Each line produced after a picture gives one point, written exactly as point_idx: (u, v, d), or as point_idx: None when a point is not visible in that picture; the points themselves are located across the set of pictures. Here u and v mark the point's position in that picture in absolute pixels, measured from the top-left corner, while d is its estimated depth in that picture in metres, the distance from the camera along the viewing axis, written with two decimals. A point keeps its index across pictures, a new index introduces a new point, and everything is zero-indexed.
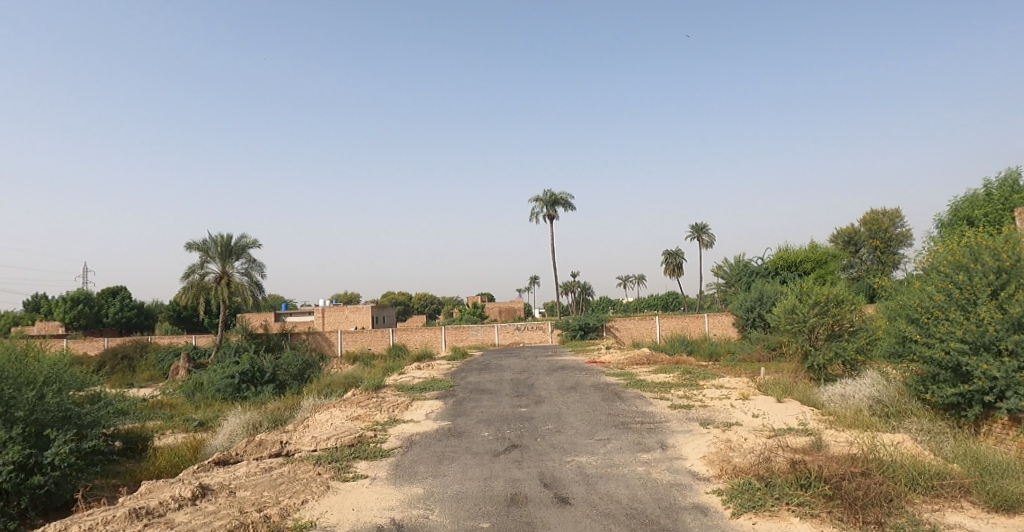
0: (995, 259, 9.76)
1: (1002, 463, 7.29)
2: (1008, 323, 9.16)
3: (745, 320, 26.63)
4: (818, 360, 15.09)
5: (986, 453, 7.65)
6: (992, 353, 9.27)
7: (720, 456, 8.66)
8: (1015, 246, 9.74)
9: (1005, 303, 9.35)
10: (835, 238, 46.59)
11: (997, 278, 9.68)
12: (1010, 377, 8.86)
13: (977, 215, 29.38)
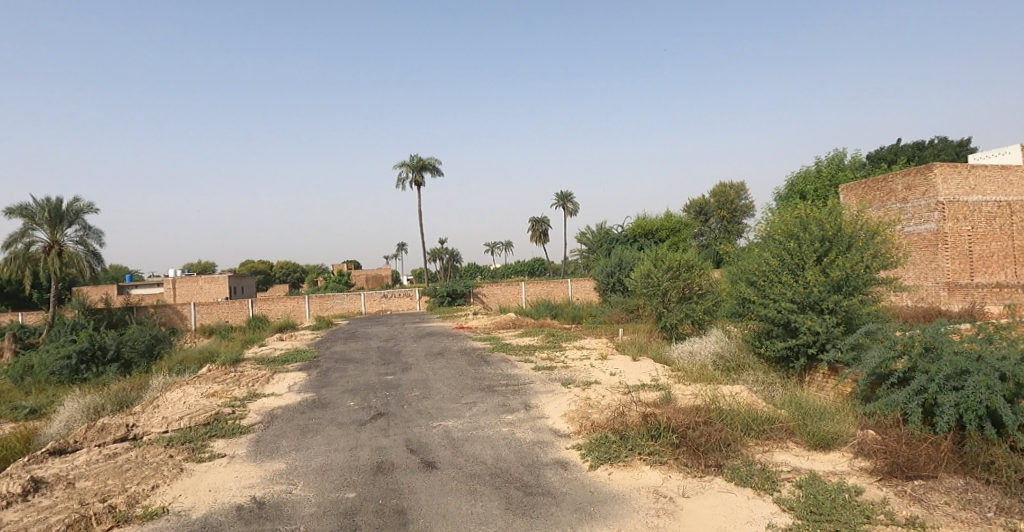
0: (821, 229, 11.04)
1: (820, 407, 8.40)
2: (829, 285, 10.49)
3: (606, 285, 28.16)
4: (670, 321, 16.42)
5: (808, 398, 8.79)
6: (815, 312, 10.59)
7: (579, 413, 9.17)
8: (835, 217, 11.07)
9: (827, 268, 10.65)
10: (688, 208, 50.48)
11: (822, 246, 10.98)
12: (829, 332, 10.28)
13: (809, 190, 33.04)
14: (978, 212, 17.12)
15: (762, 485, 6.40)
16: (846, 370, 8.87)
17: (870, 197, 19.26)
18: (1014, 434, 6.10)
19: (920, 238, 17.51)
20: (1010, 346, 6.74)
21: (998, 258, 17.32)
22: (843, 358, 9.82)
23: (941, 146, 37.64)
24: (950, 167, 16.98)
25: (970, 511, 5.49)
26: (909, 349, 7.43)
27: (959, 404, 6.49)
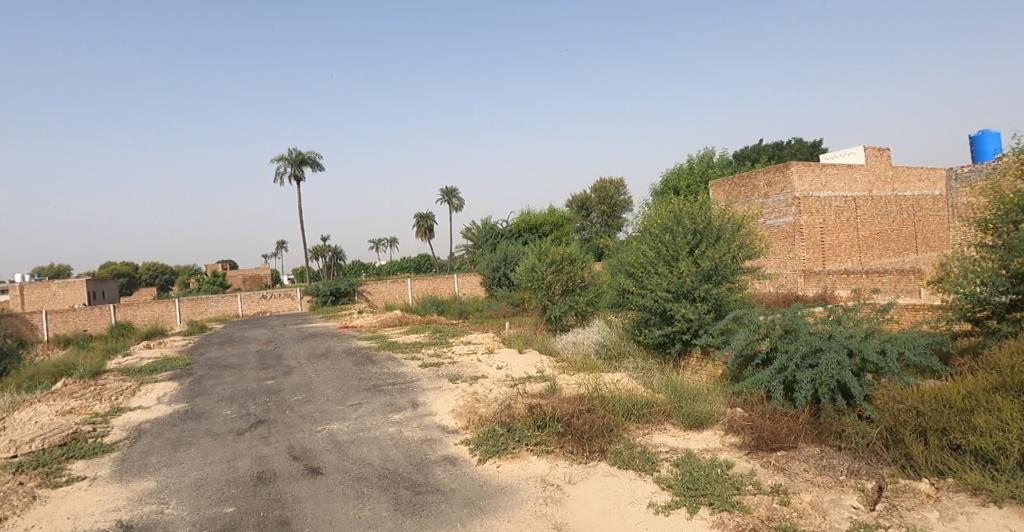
0: (693, 223, 11.80)
1: (692, 389, 8.99)
2: (700, 275, 11.24)
3: (492, 280, 28.42)
4: (555, 313, 16.88)
5: (683, 382, 9.38)
6: (688, 300, 11.32)
7: (467, 408, 9.18)
8: (705, 211, 11.89)
9: (698, 259, 11.40)
10: (570, 203, 52.10)
11: (693, 238, 11.74)
12: (701, 318, 11.04)
13: (682, 186, 35.26)
14: (828, 206, 19.11)
15: (643, 466, 6.73)
16: (716, 354, 9.55)
17: (737, 192, 20.87)
18: (859, 403, 6.79)
19: (780, 230, 19.24)
20: (855, 326, 7.57)
21: (845, 248, 19.45)
22: (714, 342, 10.55)
23: (796, 146, 41.48)
24: (804, 166, 18.78)
25: (825, 476, 5.96)
26: (771, 331, 8.10)
27: (815, 380, 7.17)
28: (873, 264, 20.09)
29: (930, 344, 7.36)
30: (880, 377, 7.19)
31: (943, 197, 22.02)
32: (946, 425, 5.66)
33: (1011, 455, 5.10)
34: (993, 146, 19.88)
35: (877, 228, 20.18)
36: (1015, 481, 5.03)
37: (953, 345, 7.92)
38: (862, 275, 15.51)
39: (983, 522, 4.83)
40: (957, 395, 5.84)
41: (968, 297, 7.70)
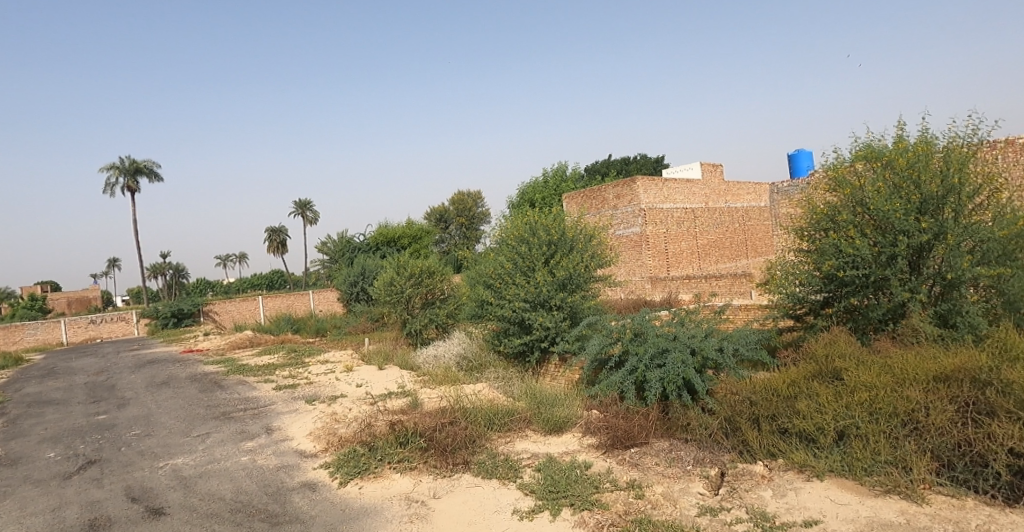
0: (547, 234, 12.25)
1: (550, 394, 9.29)
2: (556, 284, 11.70)
3: (349, 295, 27.49)
4: (415, 327, 16.69)
5: (542, 388, 9.67)
6: (545, 309, 11.72)
7: (326, 430, 8.76)
8: (559, 223, 12.41)
9: (553, 269, 11.86)
10: (429, 216, 51.89)
11: (548, 249, 12.20)
12: (558, 326, 11.48)
13: (538, 198, 36.60)
14: (670, 217, 20.79)
15: (506, 474, 6.83)
16: (573, 359, 9.94)
17: (589, 204, 22.05)
18: (702, 397, 7.42)
19: (628, 239, 20.59)
20: (696, 326, 8.30)
21: (686, 255, 21.22)
22: (570, 347, 10.99)
23: (641, 162, 44.66)
24: (648, 180, 20.28)
25: (674, 468, 6.41)
26: (622, 335, 8.61)
27: (663, 378, 7.71)
28: (710, 269, 22.12)
29: (759, 340, 8.20)
30: (719, 372, 7.89)
31: (766, 209, 24.83)
32: (774, 411, 6.27)
33: (828, 433, 5.73)
34: (804, 163, 22.81)
35: (713, 236, 22.29)
36: (832, 456, 5.69)
37: (779, 339, 8.90)
38: (702, 280, 17.04)
39: (809, 494, 5.41)
40: (782, 384, 6.50)
41: (790, 297, 8.81)
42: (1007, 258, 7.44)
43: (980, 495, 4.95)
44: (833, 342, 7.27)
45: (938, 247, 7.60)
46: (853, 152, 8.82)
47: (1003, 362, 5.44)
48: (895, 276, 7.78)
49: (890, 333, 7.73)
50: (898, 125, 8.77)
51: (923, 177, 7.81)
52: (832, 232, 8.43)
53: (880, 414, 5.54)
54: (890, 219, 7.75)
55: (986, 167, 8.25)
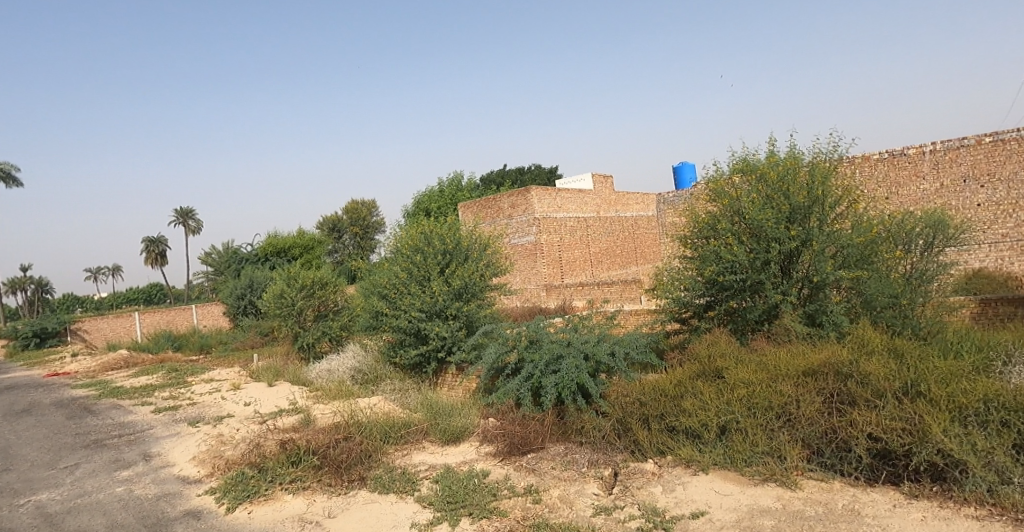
0: (442, 243, 12.22)
1: (447, 404, 9.22)
2: (452, 293, 11.69)
3: (236, 308, 26.01)
4: (307, 341, 16.04)
5: (440, 399, 9.60)
6: (441, 318, 11.67)
7: (212, 453, 8.22)
8: (454, 232, 12.42)
9: (449, 278, 11.84)
10: (321, 225, 49.81)
11: (443, 258, 12.17)
12: (454, 335, 11.46)
13: (433, 207, 36.51)
14: (563, 226, 21.38)
15: (404, 488, 6.70)
16: (470, 368, 9.93)
17: (485, 213, 22.23)
18: (596, 401, 7.64)
19: (523, 248, 20.96)
20: (589, 332, 8.56)
21: (579, 262, 21.89)
22: (467, 357, 10.99)
23: (536, 172, 45.72)
24: (541, 190, 20.75)
25: (570, 470, 6.58)
26: (518, 342, 8.73)
27: (558, 384, 7.88)
28: (603, 276, 22.99)
29: (648, 344, 8.58)
30: (611, 375, 8.18)
31: (653, 218, 26.13)
32: (663, 411, 6.57)
33: (712, 429, 6.08)
34: (688, 175, 24.29)
35: (605, 244, 23.18)
36: (716, 450, 6.05)
37: (666, 342, 9.34)
38: (595, 286, 17.70)
39: (695, 488, 5.71)
40: (670, 384, 6.84)
41: (675, 301, 9.31)
42: (863, 262, 8.26)
43: (846, 477, 5.39)
44: (715, 343, 7.77)
45: (805, 253, 8.31)
46: (730, 165, 9.48)
47: (861, 356, 6.04)
48: (769, 280, 8.43)
49: (765, 332, 8.36)
50: (769, 141, 9.54)
51: (792, 189, 8.54)
52: (713, 239, 9.01)
53: (757, 409, 5.93)
54: (763, 228, 8.41)
55: (845, 181, 9.14)
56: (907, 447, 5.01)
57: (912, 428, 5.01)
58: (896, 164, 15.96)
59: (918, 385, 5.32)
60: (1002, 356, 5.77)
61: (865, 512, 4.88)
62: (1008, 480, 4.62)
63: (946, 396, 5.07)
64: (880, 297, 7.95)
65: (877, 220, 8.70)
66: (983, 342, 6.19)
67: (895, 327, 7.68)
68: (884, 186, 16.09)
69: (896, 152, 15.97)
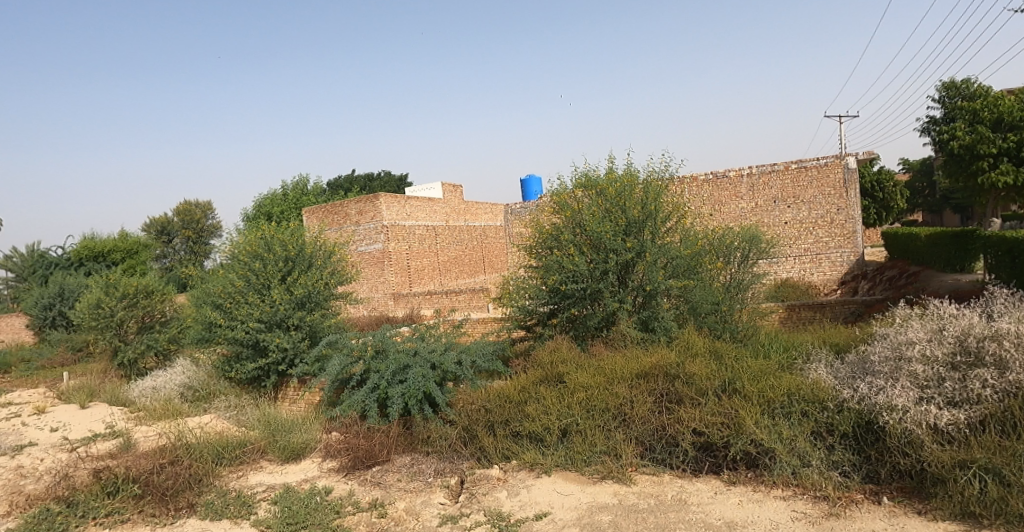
0: (284, 249, 11.51)
1: (287, 419, 8.69)
2: (294, 303, 11.10)
3: (42, 321, 22.81)
4: (129, 356, 14.42)
5: (279, 414, 9.06)
6: (282, 329, 11.05)
7: (8, 489, 7.12)
8: (297, 238, 11.77)
9: (291, 286, 11.22)
10: (148, 228, 42.21)
11: (285, 265, 11.48)
12: (296, 347, 10.92)
13: (275, 213, 34.16)
14: (412, 234, 21.08)
15: (239, 512, 6.25)
16: (312, 381, 9.38)
17: (330, 220, 21.29)
18: (443, 410, 7.53)
19: (370, 255, 20.27)
20: (436, 341, 8.52)
21: (428, 270, 21.78)
22: (310, 370, 10.49)
23: (386, 180, 45.12)
24: (391, 197, 20.28)
25: (416, 481, 6.52)
26: (364, 353, 8.36)
27: (404, 394, 7.68)
28: (451, 285, 23.19)
29: (494, 351, 8.74)
30: (459, 384, 8.20)
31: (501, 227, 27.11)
32: (507, 416, 6.68)
33: (553, 432, 6.29)
34: (534, 188, 25.26)
35: (454, 253, 23.44)
36: (557, 452, 6.27)
37: (513, 349, 9.54)
38: (443, 295, 17.93)
39: (538, 490, 5.89)
40: (514, 391, 6.95)
41: (521, 309, 9.62)
42: (691, 272, 9.06)
43: (673, 470, 5.84)
44: (557, 349, 8.09)
45: (639, 263, 8.96)
46: (573, 180, 10.03)
47: (686, 359, 6.62)
48: (607, 289, 8.98)
49: (603, 337, 8.88)
50: (607, 159, 10.22)
51: (628, 204, 9.22)
52: (556, 250, 9.43)
53: (595, 411, 6.23)
54: (602, 239, 8.97)
55: (675, 198, 10.02)
56: (726, 439, 5.55)
57: (729, 422, 5.57)
58: (719, 184, 17.63)
59: (734, 383, 5.93)
60: (802, 355, 6.51)
61: (691, 500, 5.33)
62: (807, 463, 5.24)
63: (758, 392, 5.70)
64: (704, 303, 8.78)
65: (701, 235, 9.66)
66: (784, 343, 7.05)
67: (716, 330, 8.57)
68: (708, 204, 17.69)
69: (719, 174, 17.63)
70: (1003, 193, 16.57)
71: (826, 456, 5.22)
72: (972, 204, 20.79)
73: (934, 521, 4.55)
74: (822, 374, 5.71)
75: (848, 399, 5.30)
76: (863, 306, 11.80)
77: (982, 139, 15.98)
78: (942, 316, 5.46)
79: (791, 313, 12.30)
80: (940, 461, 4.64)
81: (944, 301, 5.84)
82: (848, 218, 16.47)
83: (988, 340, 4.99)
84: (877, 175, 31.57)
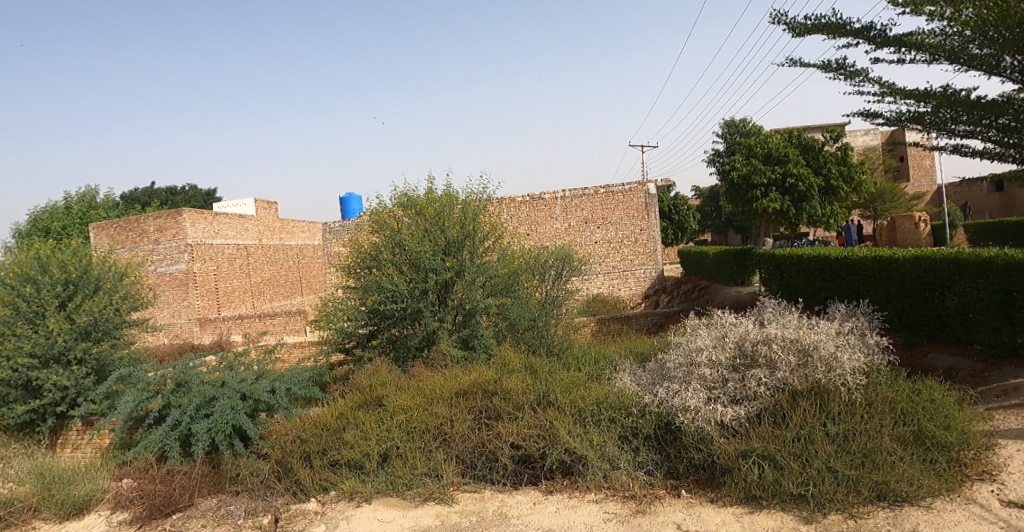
0: (64, 271, 10.05)
1: (66, 468, 7.50)
2: (76, 333, 9.76)
3: None
4: None
5: (56, 462, 7.86)
6: (62, 364, 9.68)
7: None
8: (80, 257, 10.25)
9: (73, 314, 9.85)
10: None
11: (65, 289, 10.04)
12: (80, 384, 9.61)
13: (55, 227, 28.87)
14: (221, 254, 19.40)
15: None
16: (99, 421, 8.16)
17: (123, 237, 18.74)
18: (255, 443, 6.90)
19: (171, 277, 18.17)
20: (246, 370, 7.85)
21: (238, 293, 20.20)
22: (95, 409, 9.12)
23: (191, 194, 41.92)
24: (197, 213, 18.46)
25: (223, 525, 5.97)
26: (162, 387, 7.54)
27: (211, 429, 6.96)
28: (265, 307, 21.90)
29: (311, 378, 8.26)
30: (272, 414, 7.56)
31: (319, 247, 27.03)
32: (325, 446, 6.27)
33: (373, 458, 6.03)
34: (355, 206, 24.93)
35: (267, 274, 22.26)
36: (378, 479, 6.02)
37: (331, 374, 9.15)
38: (253, 318, 16.97)
39: (359, 520, 5.62)
40: (331, 418, 6.58)
41: (339, 331, 9.27)
42: (508, 290, 9.52)
43: (495, 485, 5.90)
44: (376, 372, 7.83)
45: (458, 282, 9.16)
46: (393, 199, 10.02)
47: (503, 375, 6.84)
48: (427, 308, 9.02)
49: (423, 357, 8.82)
50: (425, 179, 10.34)
51: (447, 224, 9.42)
52: (375, 270, 9.33)
53: (415, 433, 6.13)
54: (421, 259, 9.01)
55: (491, 218, 10.43)
56: (542, 450, 5.78)
57: (544, 434, 5.82)
58: (534, 206, 18.86)
59: (548, 396, 6.22)
60: (609, 365, 7.05)
61: (511, 514, 5.43)
62: (616, 466, 5.63)
63: (569, 403, 6.04)
64: (520, 319, 9.25)
65: (517, 254, 10.15)
66: (594, 356, 7.57)
67: (533, 346, 8.90)
68: (524, 224, 18.90)
69: (534, 196, 18.87)
70: (772, 218, 19.37)
71: (632, 458, 5.66)
72: (750, 226, 24.07)
73: (724, 507, 5.05)
74: (627, 382, 6.23)
75: (649, 404, 5.78)
76: (662, 317, 13.47)
77: (755, 171, 18.66)
78: (724, 325, 6.19)
79: (602, 326, 13.28)
80: (726, 453, 5.16)
81: (725, 311, 6.64)
82: (648, 238, 18.50)
83: (761, 343, 5.71)
84: (673, 200, 35.35)
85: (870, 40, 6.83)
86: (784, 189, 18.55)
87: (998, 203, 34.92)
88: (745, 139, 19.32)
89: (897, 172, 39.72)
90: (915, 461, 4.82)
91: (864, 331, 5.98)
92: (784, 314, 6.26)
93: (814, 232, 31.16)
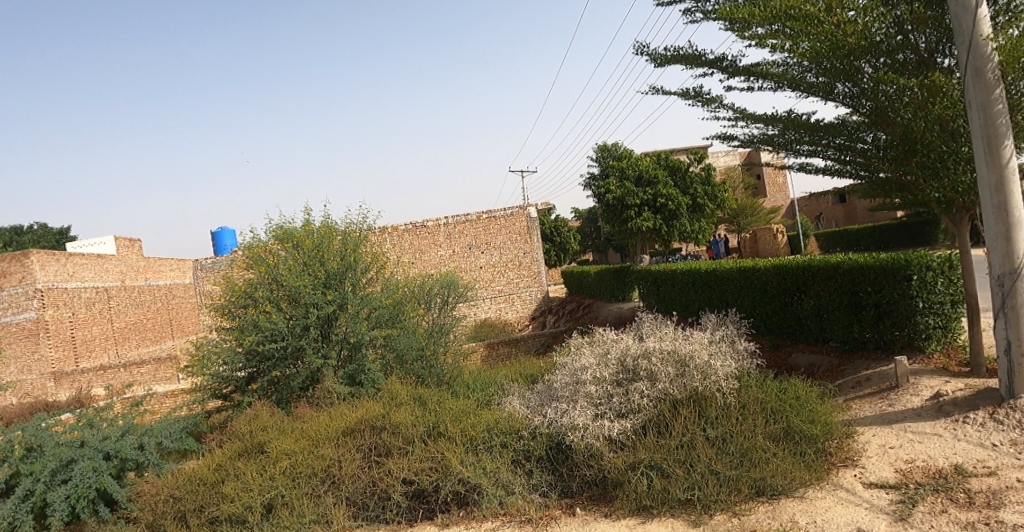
0: None
1: None
2: None
3: None
4: None
5: None
6: None
7: None
8: None
9: None
10: None
11: None
12: None
13: None
14: (76, 298, 17.63)
15: None
16: None
17: None
18: (122, 507, 6.27)
19: (17, 328, 16.14)
20: (109, 426, 7.15)
21: (98, 341, 18.40)
22: None
23: (38, 234, 37.92)
24: (47, 253, 16.74)
25: None
26: (9, 454, 6.71)
27: (70, 496, 6.24)
28: (130, 354, 20.09)
29: (183, 429, 7.67)
30: (142, 472, 6.95)
31: (186, 286, 25.30)
32: (202, 502, 5.78)
33: (257, 509, 5.56)
34: (226, 242, 23.65)
35: (131, 318, 20.47)
36: None
37: (207, 422, 8.52)
38: (118, 368, 15.51)
39: None
40: (209, 471, 6.13)
41: (213, 376, 8.71)
42: (395, 320, 9.34)
43: (389, 524, 5.69)
44: (256, 417, 7.36)
45: (342, 316, 8.89)
46: (267, 233, 9.56)
47: (391, 408, 6.67)
48: (309, 345, 8.67)
49: (308, 397, 8.44)
50: (301, 211, 10.01)
51: (326, 256, 9.17)
52: (250, 308, 8.84)
53: (300, 478, 5.82)
54: (301, 294, 8.67)
55: (373, 248, 10.28)
56: (436, 483, 5.67)
57: (437, 466, 5.72)
58: (417, 234, 18.66)
59: (438, 427, 6.13)
60: (498, 390, 7.10)
61: None
62: (511, 491, 5.63)
63: (461, 432, 6.00)
64: (409, 350, 9.12)
65: (401, 284, 10.06)
66: (484, 382, 7.59)
67: (421, 376, 8.81)
68: (409, 252, 18.56)
69: (417, 224, 18.68)
70: (647, 236, 20.42)
71: (526, 481, 5.70)
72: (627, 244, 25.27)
73: (617, 520, 5.14)
74: (516, 405, 6.32)
75: (539, 425, 5.90)
76: (549, 337, 13.85)
77: (628, 193, 19.62)
78: (606, 342, 6.45)
79: (491, 350, 13.37)
80: (616, 467, 5.34)
81: (605, 328, 6.91)
82: (533, 259, 18.99)
83: (641, 357, 6.03)
84: (555, 222, 36.46)
85: (723, 70, 7.42)
86: (656, 208, 19.66)
87: (841, 214, 39.11)
88: (616, 162, 20.28)
89: (755, 189, 43.53)
90: (786, 455, 5.19)
91: (733, 338, 6.42)
92: (660, 327, 6.61)
93: (686, 246, 33.36)
